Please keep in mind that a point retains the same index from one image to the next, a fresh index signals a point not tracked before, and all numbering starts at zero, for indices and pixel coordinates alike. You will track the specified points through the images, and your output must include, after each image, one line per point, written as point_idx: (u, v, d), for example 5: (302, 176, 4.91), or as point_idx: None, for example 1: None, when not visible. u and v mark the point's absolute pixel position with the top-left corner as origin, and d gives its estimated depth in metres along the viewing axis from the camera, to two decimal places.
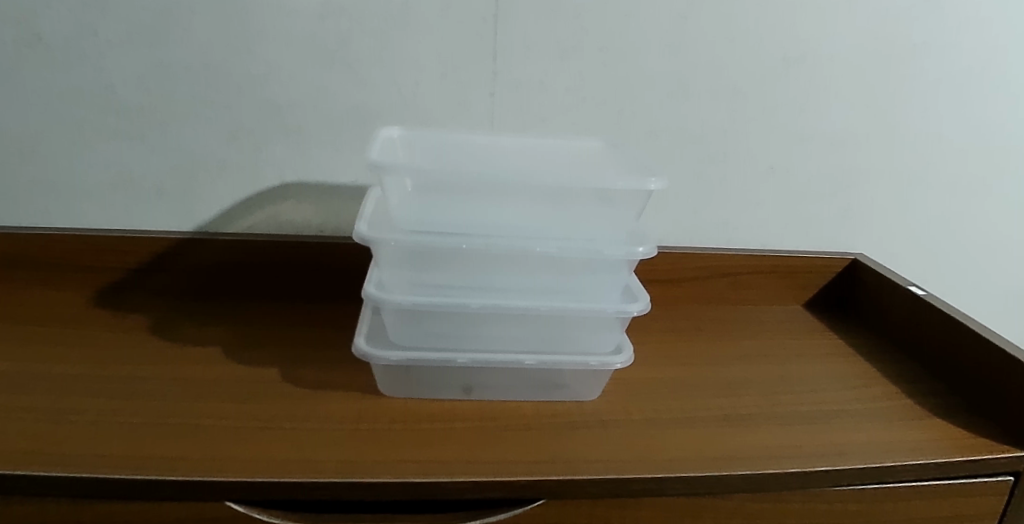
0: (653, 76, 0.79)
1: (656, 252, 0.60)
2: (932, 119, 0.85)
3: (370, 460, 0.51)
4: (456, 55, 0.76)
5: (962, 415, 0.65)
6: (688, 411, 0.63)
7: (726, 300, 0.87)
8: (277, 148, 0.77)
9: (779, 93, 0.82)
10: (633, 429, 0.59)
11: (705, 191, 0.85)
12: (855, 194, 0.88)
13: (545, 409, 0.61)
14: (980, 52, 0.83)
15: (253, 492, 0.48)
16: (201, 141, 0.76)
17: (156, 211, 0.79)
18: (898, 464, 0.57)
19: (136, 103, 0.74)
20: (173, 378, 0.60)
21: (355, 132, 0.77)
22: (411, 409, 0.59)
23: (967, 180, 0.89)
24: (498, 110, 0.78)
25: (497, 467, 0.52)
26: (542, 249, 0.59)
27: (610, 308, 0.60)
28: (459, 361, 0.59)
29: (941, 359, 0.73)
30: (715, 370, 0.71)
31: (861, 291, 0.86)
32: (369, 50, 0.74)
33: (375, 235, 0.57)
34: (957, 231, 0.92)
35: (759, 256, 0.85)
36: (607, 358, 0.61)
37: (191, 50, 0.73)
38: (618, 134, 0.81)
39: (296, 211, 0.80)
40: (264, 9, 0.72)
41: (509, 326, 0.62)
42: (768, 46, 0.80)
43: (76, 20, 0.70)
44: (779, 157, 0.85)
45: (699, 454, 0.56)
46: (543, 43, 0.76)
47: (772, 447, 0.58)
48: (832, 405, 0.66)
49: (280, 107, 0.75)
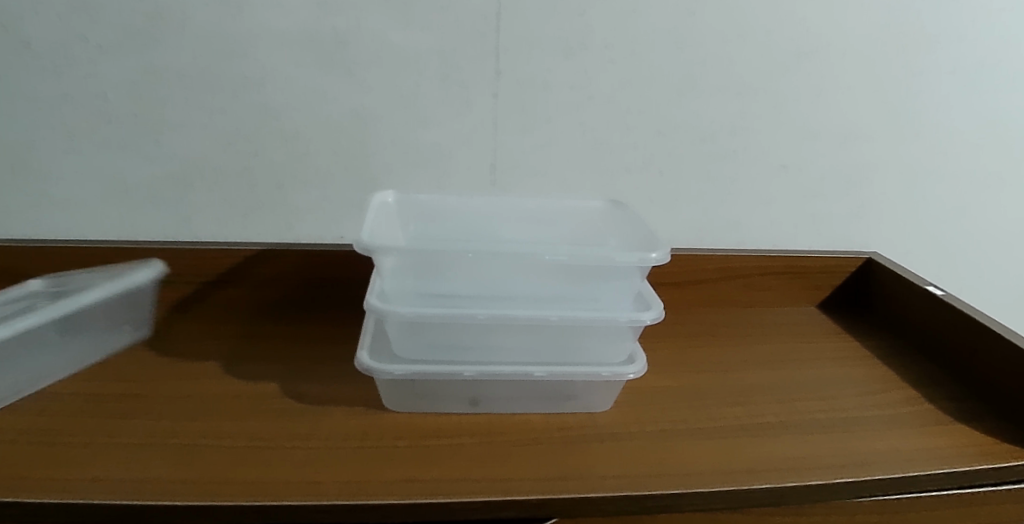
0: (660, 72, 0.77)
1: (669, 257, 0.58)
2: (946, 112, 0.83)
3: (375, 480, 0.49)
4: (457, 55, 0.73)
5: (986, 421, 0.62)
6: (704, 421, 0.61)
7: (738, 303, 0.85)
8: (274, 154, 0.75)
9: (790, 87, 0.79)
10: (647, 441, 0.57)
11: (715, 191, 0.83)
12: (868, 191, 0.86)
13: (556, 421, 0.59)
14: (994, 43, 0.81)
15: (251, 517, 0.46)
16: (194, 147, 0.74)
17: (149, 219, 0.76)
18: (922, 474, 0.55)
19: (127, 110, 0.72)
20: (170, 396, 0.58)
21: (354, 136, 0.75)
22: (417, 424, 0.57)
23: (983, 175, 0.86)
24: (501, 111, 0.76)
25: (505, 485, 0.50)
26: (550, 256, 0.57)
27: (621, 317, 0.58)
28: (466, 374, 0.57)
29: (961, 362, 0.70)
30: (730, 377, 0.69)
31: (876, 290, 0.84)
32: (367, 49, 0.72)
33: (377, 245, 0.55)
34: (973, 226, 0.89)
35: (771, 257, 0.83)
36: (619, 368, 0.59)
37: (183, 55, 0.70)
38: (623, 133, 0.79)
39: (296, 219, 0.78)
40: (258, 10, 0.70)
41: (516, 335, 0.59)
42: (779, 40, 0.77)
43: (65, 25, 0.68)
44: (791, 154, 0.83)
45: (716, 467, 0.54)
46: (546, 40, 0.74)
47: (792, 458, 0.56)
48: (851, 412, 0.64)
49: (274, 111, 0.73)
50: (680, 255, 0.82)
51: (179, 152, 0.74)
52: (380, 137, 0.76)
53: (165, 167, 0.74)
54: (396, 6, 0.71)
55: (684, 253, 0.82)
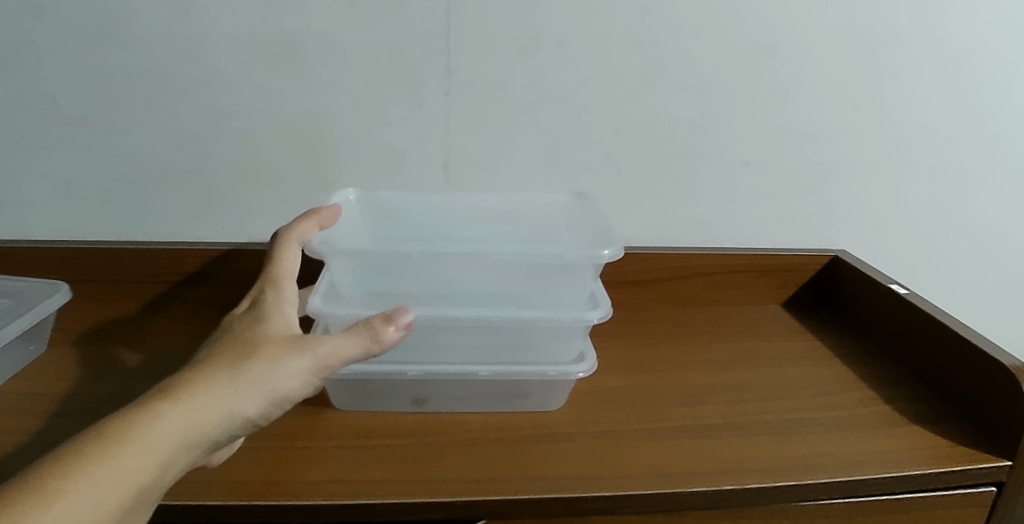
0: (617, 68, 0.77)
1: (622, 254, 0.58)
2: (919, 105, 0.82)
3: (302, 480, 0.49)
4: (409, 56, 0.75)
5: (942, 423, 0.61)
6: (648, 423, 0.60)
7: (702, 302, 0.85)
8: (225, 153, 0.77)
9: (756, 82, 0.79)
10: (589, 443, 0.56)
11: (678, 188, 0.83)
12: (835, 187, 0.85)
13: (495, 421, 0.59)
14: (969, 35, 0.79)
15: (171, 514, 0.46)
16: (143, 148, 0.76)
17: (102, 219, 0.79)
18: (869, 478, 0.53)
19: (79, 111, 0.74)
20: (109, 394, 0.59)
21: (304, 135, 0.77)
22: (352, 424, 0.57)
23: (957, 171, 0.85)
24: (454, 110, 0.77)
25: (437, 487, 0.49)
26: (495, 255, 0.58)
27: (568, 318, 0.58)
28: (410, 374, 0.57)
29: (923, 364, 0.69)
30: (685, 378, 0.68)
31: (842, 290, 0.83)
32: (318, 49, 0.74)
33: (323, 248, 0.58)
34: (947, 223, 0.88)
35: (732, 255, 0.83)
36: (568, 367, 0.58)
37: (131, 56, 0.73)
38: (581, 131, 0.79)
39: (251, 220, 0.80)
40: (205, 11, 0.71)
41: (463, 335, 0.60)
42: (742, 35, 0.76)
43: (16, 27, 0.71)
44: (754, 151, 0.82)
45: (652, 471, 0.53)
46: (501, 38, 0.74)
47: (736, 461, 0.55)
48: (803, 413, 0.62)
49: (225, 111, 0.75)
50: (642, 253, 0.82)
51: (130, 152, 0.77)
52: (334, 136, 0.77)
53: (118, 167, 0.77)
54: (345, 6, 0.72)
55: (645, 252, 0.82)
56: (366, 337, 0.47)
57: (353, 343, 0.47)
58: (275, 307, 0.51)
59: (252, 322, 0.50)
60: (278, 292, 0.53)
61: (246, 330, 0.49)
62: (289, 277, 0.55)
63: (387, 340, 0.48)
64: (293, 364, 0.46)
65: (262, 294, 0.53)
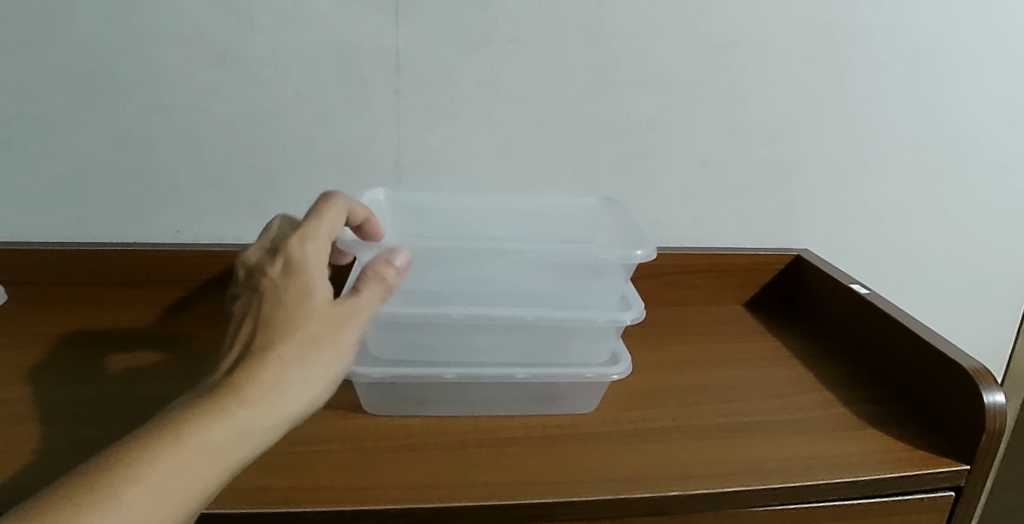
0: (573, 67, 0.80)
1: (654, 255, 0.60)
2: (878, 102, 0.85)
3: (288, 486, 0.49)
4: (361, 50, 0.76)
5: (902, 427, 0.62)
6: (620, 424, 0.60)
7: (663, 303, 0.88)
8: (177, 151, 0.79)
9: (718, 78, 0.82)
10: (553, 447, 0.56)
11: (639, 187, 0.86)
12: (797, 187, 0.88)
13: (474, 425, 0.59)
14: (931, 32, 0.83)
15: None
16: (88, 147, 0.77)
17: (50, 218, 0.80)
18: (820, 484, 0.53)
19: (21, 110, 0.75)
20: (66, 398, 0.59)
21: (256, 130, 0.79)
22: (332, 428, 0.57)
23: (923, 167, 0.89)
24: (403, 107, 0.79)
25: (407, 495, 0.49)
26: (537, 253, 0.58)
27: (602, 318, 0.59)
28: (446, 377, 0.57)
29: (881, 364, 0.71)
30: (675, 377, 0.70)
31: (804, 289, 0.86)
32: (263, 46, 0.75)
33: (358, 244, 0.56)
34: (905, 223, 0.92)
35: (693, 254, 0.86)
36: (604, 369, 0.59)
37: (70, 53, 0.73)
38: (537, 130, 0.82)
39: (211, 219, 0.82)
40: (151, 6, 0.72)
41: (498, 335, 0.60)
42: (697, 32, 0.80)
43: None
44: (713, 151, 0.85)
45: (611, 475, 0.53)
46: (448, 34, 0.77)
47: (693, 465, 0.55)
48: (775, 414, 0.63)
49: (175, 107, 0.77)
50: None
51: (77, 152, 0.77)
52: (292, 128, 0.79)
53: (65, 167, 0.78)
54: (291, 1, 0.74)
55: None
56: (381, 285, 0.51)
57: (374, 294, 0.50)
58: (314, 277, 0.48)
59: (294, 298, 0.47)
60: (317, 257, 0.49)
61: (289, 308, 0.46)
62: (327, 243, 0.50)
63: (391, 280, 0.52)
64: (347, 340, 0.48)
65: (301, 256, 0.48)
